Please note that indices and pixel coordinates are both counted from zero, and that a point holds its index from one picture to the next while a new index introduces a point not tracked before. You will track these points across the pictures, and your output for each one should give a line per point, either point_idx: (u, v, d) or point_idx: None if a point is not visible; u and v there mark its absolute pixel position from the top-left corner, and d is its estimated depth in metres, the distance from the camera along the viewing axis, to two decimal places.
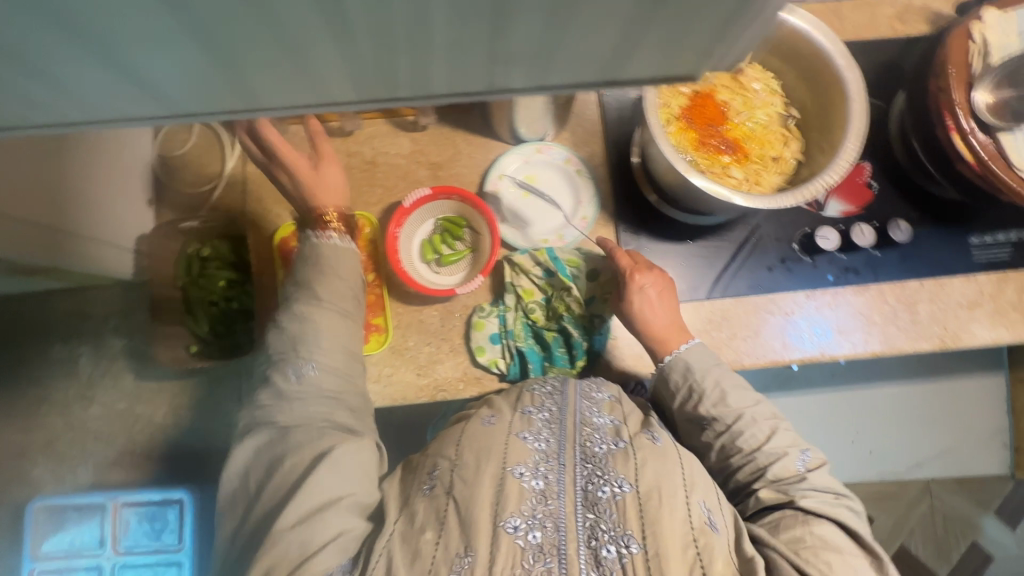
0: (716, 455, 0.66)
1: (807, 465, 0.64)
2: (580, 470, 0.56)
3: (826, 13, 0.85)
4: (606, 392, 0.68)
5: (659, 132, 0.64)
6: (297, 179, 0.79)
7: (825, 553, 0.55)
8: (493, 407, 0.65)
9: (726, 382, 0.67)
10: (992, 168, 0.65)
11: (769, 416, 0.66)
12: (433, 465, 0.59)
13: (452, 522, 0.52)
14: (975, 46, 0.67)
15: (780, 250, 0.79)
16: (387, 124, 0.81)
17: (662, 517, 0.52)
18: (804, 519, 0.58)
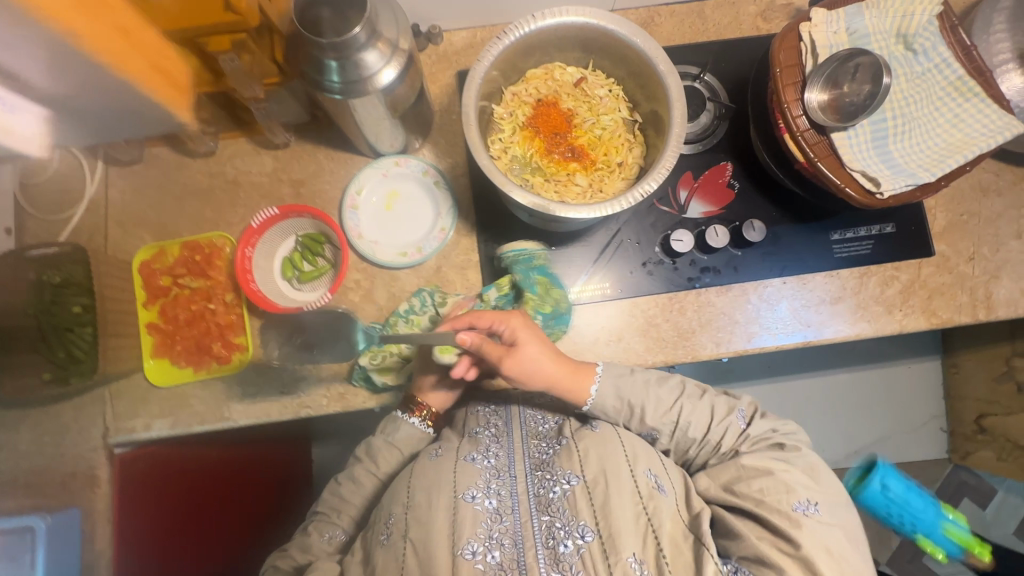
0: (676, 453, 0.69)
1: (745, 419, 0.68)
2: (531, 479, 0.62)
3: (690, 13, 0.85)
4: (545, 393, 0.74)
5: (474, 143, 0.61)
6: (159, 202, 0.80)
7: (758, 482, 0.60)
8: (441, 440, 0.69)
9: (641, 402, 0.66)
10: (821, 167, 0.66)
11: (708, 408, 0.67)
12: (391, 512, 0.62)
13: (414, 566, 0.57)
14: (803, 46, 0.67)
15: (641, 253, 0.80)
16: (249, 142, 0.80)
17: (611, 498, 0.58)
18: (736, 462, 0.63)
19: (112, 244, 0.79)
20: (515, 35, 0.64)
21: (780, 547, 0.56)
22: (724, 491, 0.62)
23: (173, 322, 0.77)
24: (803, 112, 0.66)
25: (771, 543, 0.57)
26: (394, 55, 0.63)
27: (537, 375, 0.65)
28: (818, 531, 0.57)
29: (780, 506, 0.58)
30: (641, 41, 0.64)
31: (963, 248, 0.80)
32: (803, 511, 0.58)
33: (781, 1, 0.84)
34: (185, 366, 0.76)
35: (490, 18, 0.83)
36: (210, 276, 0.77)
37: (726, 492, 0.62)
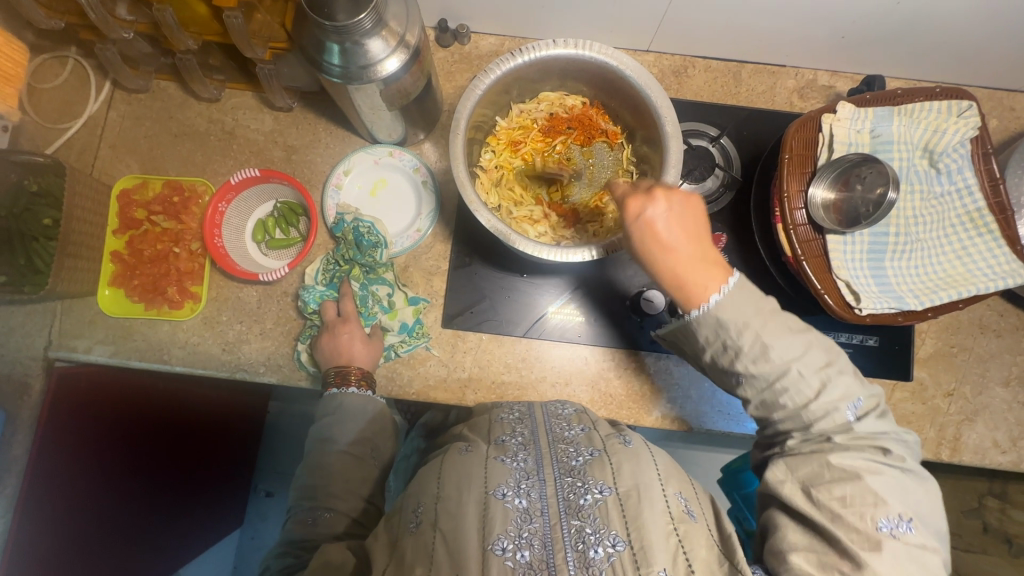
0: (754, 406, 0.55)
1: (858, 415, 0.52)
2: (561, 483, 0.52)
3: (726, 72, 0.82)
4: (572, 407, 0.66)
5: (456, 154, 0.60)
6: (153, 136, 0.80)
7: (841, 488, 0.48)
8: (467, 438, 0.61)
9: (767, 333, 0.51)
10: (806, 268, 0.62)
11: (821, 366, 0.52)
12: (419, 501, 0.54)
13: (442, 559, 0.48)
14: (821, 138, 0.64)
15: (611, 303, 0.78)
16: (254, 97, 0.80)
17: (643, 513, 0.49)
18: (822, 456, 0.51)
19: (98, 165, 0.79)
20: (530, 55, 0.62)
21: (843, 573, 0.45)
22: (802, 492, 0.50)
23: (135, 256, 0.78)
24: (803, 206, 0.63)
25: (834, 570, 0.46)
26: (400, 47, 0.61)
27: (676, 230, 0.51)
28: (904, 558, 0.45)
29: (859, 523, 0.46)
30: (654, 96, 0.61)
31: (945, 381, 0.76)
32: (890, 530, 0.46)
33: (822, 83, 0.81)
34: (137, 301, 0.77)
35: (522, 30, 0.81)
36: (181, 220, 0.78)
37: (802, 497, 0.50)
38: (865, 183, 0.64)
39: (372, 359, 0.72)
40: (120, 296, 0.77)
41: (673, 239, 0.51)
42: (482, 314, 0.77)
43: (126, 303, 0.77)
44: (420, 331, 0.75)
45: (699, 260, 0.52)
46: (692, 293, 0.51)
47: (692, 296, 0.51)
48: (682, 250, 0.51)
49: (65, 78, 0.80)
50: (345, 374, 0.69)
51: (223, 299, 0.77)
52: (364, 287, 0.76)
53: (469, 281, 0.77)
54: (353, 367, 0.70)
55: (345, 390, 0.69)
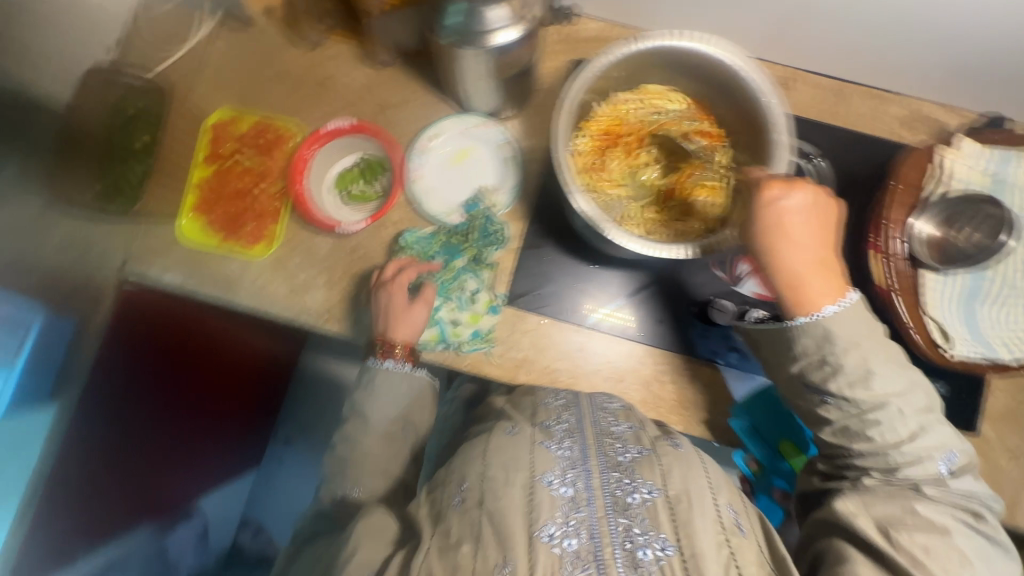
0: (834, 431, 0.57)
1: (952, 468, 0.55)
2: (607, 478, 0.51)
3: (833, 91, 0.79)
4: (618, 403, 0.65)
5: (558, 132, 0.60)
6: (251, 74, 0.81)
7: (923, 537, 0.51)
8: (512, 420, 0.60)
9: (874, 359, 0.54)
10: (896, 300, 0.61)
11: (920, 410, 0.55)
12: (463, 477, 0.54)
13: (488, 538, 0.48)
14: (934, 170, 0.61)
15: (676, 307, 0.77)
16: (353, 49, 0.80)
17: (694, 520, 0.48)
18: (905, 502, 0.53)
19: (195, 95, 0.81)
20: (648, 44, 0.61)
21: None
22: (877, 530, 0.52)
23: (219, 189, 0.80)
24: (903, 238, 0.61)
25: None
26: (518, 19, 0.61)
27: (807, 226, 0.55)
28: None
29: (938, 574, 0.49)
30: (770, 101, 0.60)
31: (1010, 442, 0.73)
32: None
33: (932, 116, 0.78)
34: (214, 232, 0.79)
35: (629, 19, 0.79)
36: (267, 159, 0.80)
37: (878, 534, 0.51)
38: (971, 224, 0.62)
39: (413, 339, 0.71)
40: (197, 225, 0.79)
41: (798, 233, 0.55)
42: (549, 297, 0.77)
43: (203, 232, 0.79)
44: (487, 337, 0.75)
45: (822, 269, 0.56)
46: (799, 288, 0.55)
47: (803, 294, 0.55)
48: (805, 249, 0.55)
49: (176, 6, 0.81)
50: (390, 346, 0.70)
51: (296, 243, 0.78)
52: (457, 273, 0.75)
53: (538, 263, 0.77)
54: (399, 341, 0.70)
55: (381, 363, 0.68)
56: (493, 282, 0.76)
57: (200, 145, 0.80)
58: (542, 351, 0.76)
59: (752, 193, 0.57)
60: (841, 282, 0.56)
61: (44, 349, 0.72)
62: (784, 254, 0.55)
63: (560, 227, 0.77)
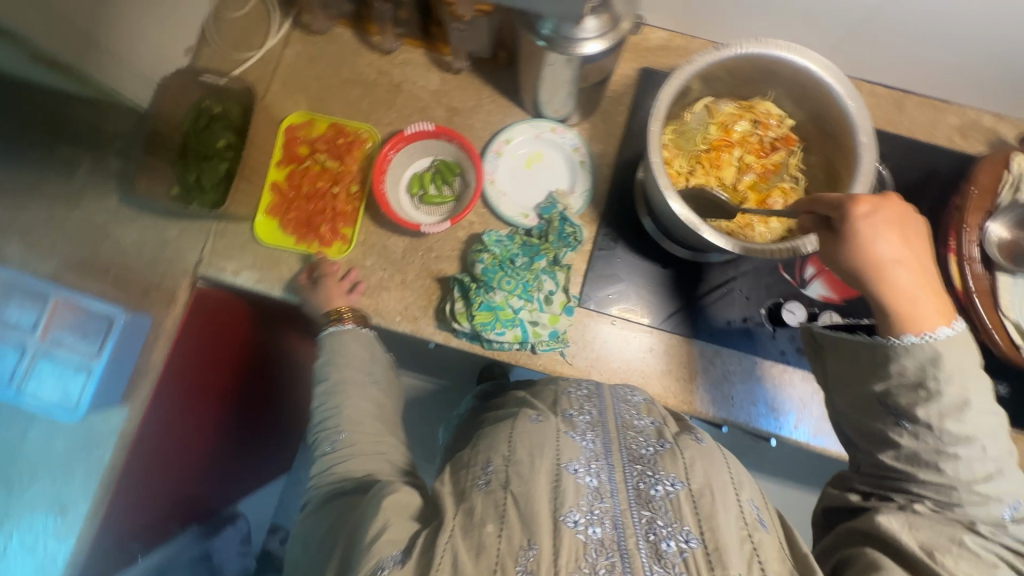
0: (902, 455, 0.53)
1: (1015, 517, 0.51)
2: (630, 469, 0.50)
3: (890, 100, 0.82)
4: (640, 396, 0.64)
5: (654, 137, 0.62)
6: (324, 78, 0.82)
7: (966, 569, 0.48)
8: (536, 408, 0.58)
9: (972, 391, 0.51)
10: (976, 303, 0.63)
11: (1000, 457, 0.52)
12: (488, 460, 0.51)
13: (511, 521, 0.46)
14: (1009, 177, 0.64)
15: (746, 309, 0.79)
16: (425, 55, 0.82)
17: (719, 514, 0.47)
18: (954, 533, 0.49)
19: (268, 98, 0.82)
20: (730, 52, 0.63)
21: None
22: (921, 550, 0.48)
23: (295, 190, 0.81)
24: (978, 241, 0.64)
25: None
26: (609, 31, 0.63)
27: (902, 253, 0.52)
28: None
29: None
30: (854, 107, 0.62)
31: None
32: None
33: (985, 125, 0.81)
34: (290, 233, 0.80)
35: (694, 29, 0.82)
36: (343, 162, 0.82)
37: (920, 552, 0.48)
38: None
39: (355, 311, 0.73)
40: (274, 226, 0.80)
41: (895, 257, 0.52)
42: (623, 295, 0.78)
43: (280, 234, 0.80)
44: (563, 337, 0.76)
45: (920, 287, 0.52)
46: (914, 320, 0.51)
47: (914, 320, 0.51)
48: (899, 273, 0.52)
49: (249, 11, 0.83)
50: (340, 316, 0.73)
51: (370, 244, 0.79)
52: (537, 272, 0.76)
53: (609, 265, 0.79)
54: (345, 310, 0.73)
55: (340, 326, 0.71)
56: (568, 283, 0.77)
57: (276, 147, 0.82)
58: (613, 351, 0.77)
59: (840, 205, 0.54)
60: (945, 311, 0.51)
61: (127, 348, 0.71)
62: (890, 278, 0.52)
63: (630, 230, 0.79)
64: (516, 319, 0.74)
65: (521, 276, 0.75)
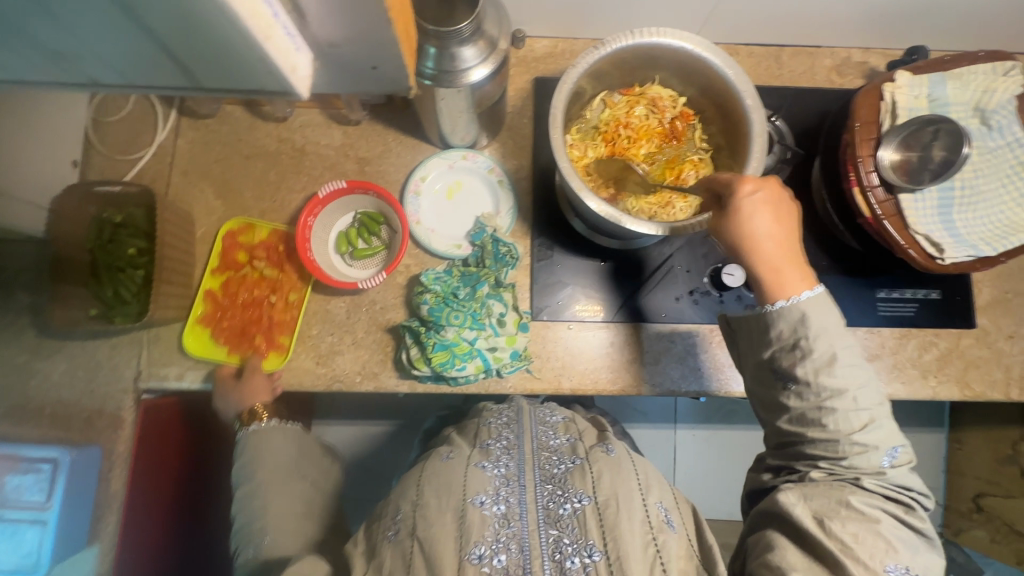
0: (792, 419, 0.59)
1: (893, 463, 0.56)
2: (541, 490, 0.58)
3: (767, 57, 0.87)
4: (560, 415, 0.72)
5: (557, 145, 0.62)
6: (223, 158, 0.81)
7: (853, 525, 0.52)
8: (451, 444, 0.66)
9: (838, 346, 0.56)
10: (886, 227, 0.67)
11: (874, 403, 0.57)
12: (397, 508, 0.57)
13: (419, 565, 0.51)
14: (885, 105, 0.68)
15: (689, 282, 0.81)
16: (322, 114, 0.82)
17: (622, 523, 0.54)
18: (840, 495, 0.54)
19: (172, 193, 0.79)
20: (610, 49, 0.64)
21: None
22: (813, 517, 0.53)
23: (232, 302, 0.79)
24: (875, 169, 0.67)
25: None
26: (490, 54, 0.64)
27: (779, 220, 0.60)
28: None
29: (868, 560, 0.50)
30: (734, 75, 0.64)
31: (1005, 325, 0.81)
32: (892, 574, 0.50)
33: (856, 60, 0.87)
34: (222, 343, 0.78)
35: (574, 31, 0.84)
36: (280, 268, 0.79)
37: (813, 521, 0.53)
38: (931, 139, 0.69)
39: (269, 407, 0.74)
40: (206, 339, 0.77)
41: (772, 228, 0.60)
42: (571, 299, 0.80)
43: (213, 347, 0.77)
44: (525, 355, 0.76)
45: (795, 260, 0.60)
46: (781, 282, 0.59)
47: (782, 286, 0.59)
48: (774, 246, 0.59)
49: (130, 110, 0.80)
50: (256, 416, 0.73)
51: (311, 313, 0.78)
52: (483, 298, 0.76)
53: (552, 273, 0.80)
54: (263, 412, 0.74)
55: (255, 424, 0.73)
56: (516, 301, 0.78)
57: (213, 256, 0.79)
58: (575, 355, 0.78)
59: (729, 186, 0.61)
60: (807, 276, 0.60)
61: (75, 486, 0.66)
62: (763, 256, 0.60)
63: (563, 235, 0.80)
64: (473, 350, 0.74)
65: (468, 306, 0.75)
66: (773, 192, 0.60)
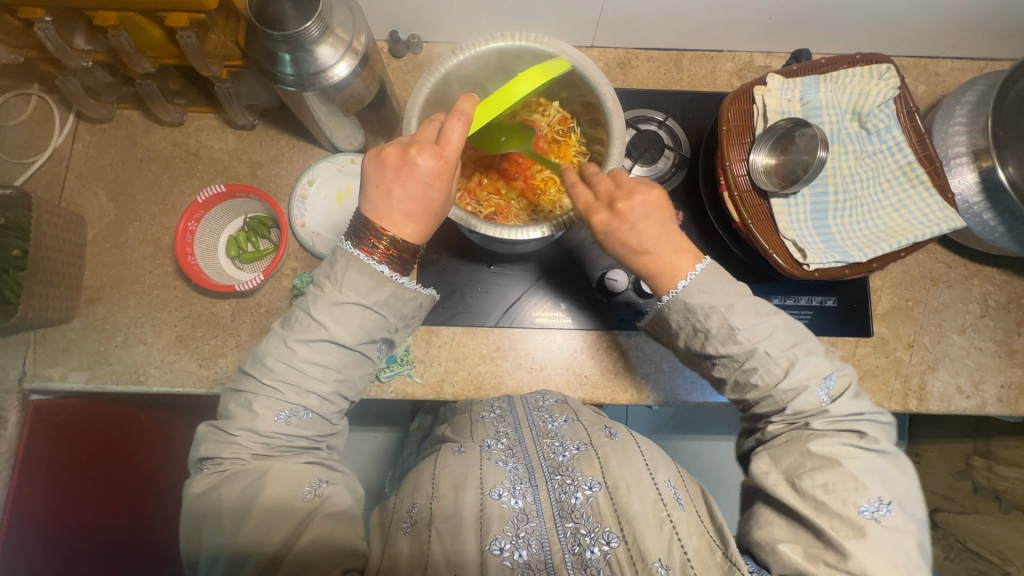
0: (731, 386, 0.59)
1: (832, 395, 0.56)
2: (552, 484, 0.57)
3: (668, 61, 0.86)
4: (553, 398, 0.72)
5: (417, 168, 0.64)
6: (119, 162, 0.81)
7: (823, 475, 0.51)
8: (455, 442, 0.65)
9: (737, 318, 0.56)
10: (754, 229, 0.65)
11: (789, 347, 0.56)
12: (412, 503, 0.57)
13: (438, 563, 0.51)
14: (756, 109, 0.67)
15: (577, 288, 0.80)
16: (216, 118, 0.82)
17: (635, 505, 0.53)
18: (801, 444, 0.54)
19: (66, 196, 0.80)
20: (472, 51, 0.64)
21: (829, 563, 0.48)
22: (787, 484, 0.53)
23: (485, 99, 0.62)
24: (745, 172, 0.67)
25: (819, 561, 0.48)
26: (348, 52, 0.64)
27: (650, 235, 0.58)
28: (886, 538, 0.48)
29: (843, 510, 0.49)
30: (595, 76, 0.64)
31: (904, 334, 0.79)
32: (872, 515, 0.49)
33: (758, 63, 0.86)
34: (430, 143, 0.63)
35: (471, 36, 0.85)
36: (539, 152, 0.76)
37: (788, 489, 0.52)
38: (800, 146, 0.67)
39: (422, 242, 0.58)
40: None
41: (642, 238, 0.58)
42: (457, 304, 0.79)
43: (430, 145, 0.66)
44: (405, 359, 0.76)
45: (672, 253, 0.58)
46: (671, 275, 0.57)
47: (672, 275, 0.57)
48: (657, 248, 0.58)
49: (29, 114, 0.80)
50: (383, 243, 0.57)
51: (198, 315, 0.78)
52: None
53: (440, 279, 0.80)
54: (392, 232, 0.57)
55: None
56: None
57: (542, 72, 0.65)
58: (459, 360, 0.78)
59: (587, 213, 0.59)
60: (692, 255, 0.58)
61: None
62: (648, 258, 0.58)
63: (451, 240, 0.80)
64: None
65: None
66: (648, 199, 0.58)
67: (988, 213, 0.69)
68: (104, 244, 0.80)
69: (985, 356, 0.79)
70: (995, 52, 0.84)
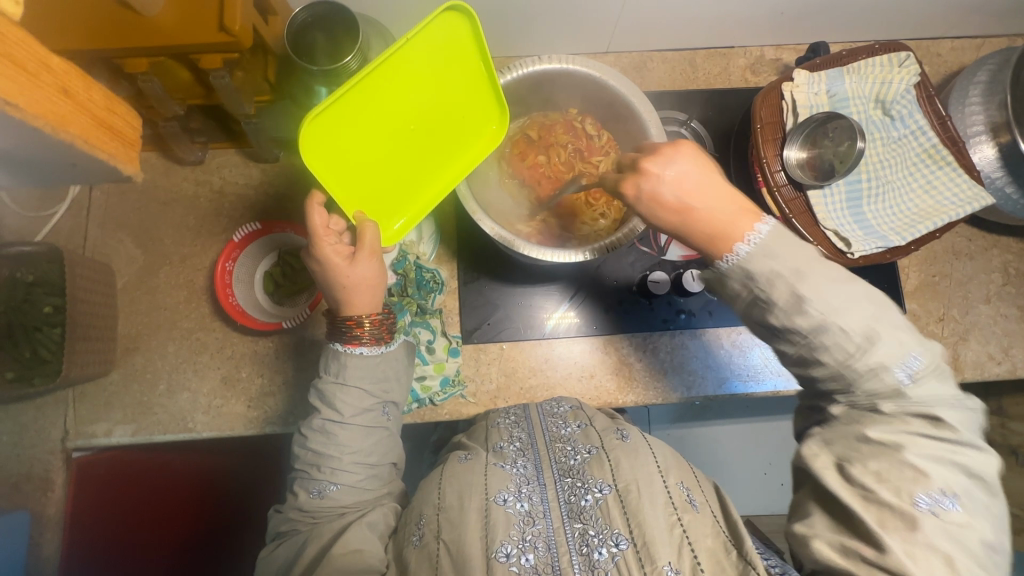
0: (791, 360, 0.52)
1: (914, 376, 0.48)
2: (561, 485, 0.56)
3: (683, 61, 0.87)
4: (567, 404, 0.69)
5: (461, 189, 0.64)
6: (141, 207, 0.79)
7: (876, 463, 0.46)
8: (466, 447, 0.64)
9: (813, 286, 0.48)
10: (796, 224, 0.67)
11: (867, 320, 0.48)
12: (420, 513, 0.57)
13: (447, 567, 0.51)
14: (786, 104, 0.69)
15: (619, 293, 0.81)
16: (238, 154, 0.81)
17: (645, 508, 0.51)
18: (860, 430, 0.48)
19: (90, 247, 0.78)
20: (514, 74, 0.66)
21: (865, 558, 0.44)
22: (836, 469, 0.48)
23: (347, 105, 0.59)
24: (781, 168, 0.68)
25: (855, 556, 0.45)
26: None
27: (697, 187, 0.50)
28: (941, 534, 0.43)
29: (896, 500, 0.44)
30: (629, 87, 0.65)
31: (934, 308, 0.82)
32: (929, 507, 0.44)
33: (770, 57, 0.88)
34: (376, 167, 0.63)
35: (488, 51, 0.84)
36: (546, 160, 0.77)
37: (836, 475, 0.48)
38: (831, 139, 0.69)
39: (379, 308, 0.61)
40: (406, 190, 0.65)
41: (698, 195, 0.50)
42: (500, 321, 0.79)
43: (427, 188, 0.65)
44: (457, 380, 0.76)
45: (725, 209, 0.50)
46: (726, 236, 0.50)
47: (730, 237, 0.50)
48: (705, 203, 0.51)
49: None
50: (354, 326, 0.60)
51: (241, 356, 0.77)
52: (409, 327, 0.76)
53: (482, 296, 0.80)
54: (355, 315, 0.60)
55: None
56: (444, 326, 0.78)
57: (473, 39, 0.61)
58: (509, 375, 0.78)
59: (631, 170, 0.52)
60: (750, 210, 0.51)
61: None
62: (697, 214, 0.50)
63: (491, 257, 0.81)
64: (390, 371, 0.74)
65: None
66: (692, 158, 0.51)
67: (1010, 187, 0.72)
68: (135, 292, 0.78)
69: (1011, 322, 0.82)
70: (994, 29, 0.87)
